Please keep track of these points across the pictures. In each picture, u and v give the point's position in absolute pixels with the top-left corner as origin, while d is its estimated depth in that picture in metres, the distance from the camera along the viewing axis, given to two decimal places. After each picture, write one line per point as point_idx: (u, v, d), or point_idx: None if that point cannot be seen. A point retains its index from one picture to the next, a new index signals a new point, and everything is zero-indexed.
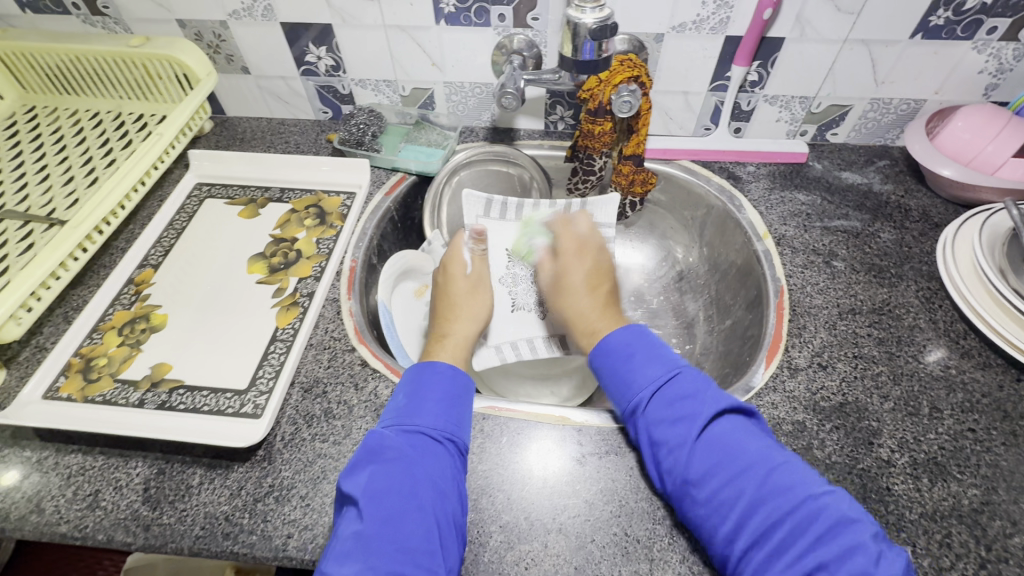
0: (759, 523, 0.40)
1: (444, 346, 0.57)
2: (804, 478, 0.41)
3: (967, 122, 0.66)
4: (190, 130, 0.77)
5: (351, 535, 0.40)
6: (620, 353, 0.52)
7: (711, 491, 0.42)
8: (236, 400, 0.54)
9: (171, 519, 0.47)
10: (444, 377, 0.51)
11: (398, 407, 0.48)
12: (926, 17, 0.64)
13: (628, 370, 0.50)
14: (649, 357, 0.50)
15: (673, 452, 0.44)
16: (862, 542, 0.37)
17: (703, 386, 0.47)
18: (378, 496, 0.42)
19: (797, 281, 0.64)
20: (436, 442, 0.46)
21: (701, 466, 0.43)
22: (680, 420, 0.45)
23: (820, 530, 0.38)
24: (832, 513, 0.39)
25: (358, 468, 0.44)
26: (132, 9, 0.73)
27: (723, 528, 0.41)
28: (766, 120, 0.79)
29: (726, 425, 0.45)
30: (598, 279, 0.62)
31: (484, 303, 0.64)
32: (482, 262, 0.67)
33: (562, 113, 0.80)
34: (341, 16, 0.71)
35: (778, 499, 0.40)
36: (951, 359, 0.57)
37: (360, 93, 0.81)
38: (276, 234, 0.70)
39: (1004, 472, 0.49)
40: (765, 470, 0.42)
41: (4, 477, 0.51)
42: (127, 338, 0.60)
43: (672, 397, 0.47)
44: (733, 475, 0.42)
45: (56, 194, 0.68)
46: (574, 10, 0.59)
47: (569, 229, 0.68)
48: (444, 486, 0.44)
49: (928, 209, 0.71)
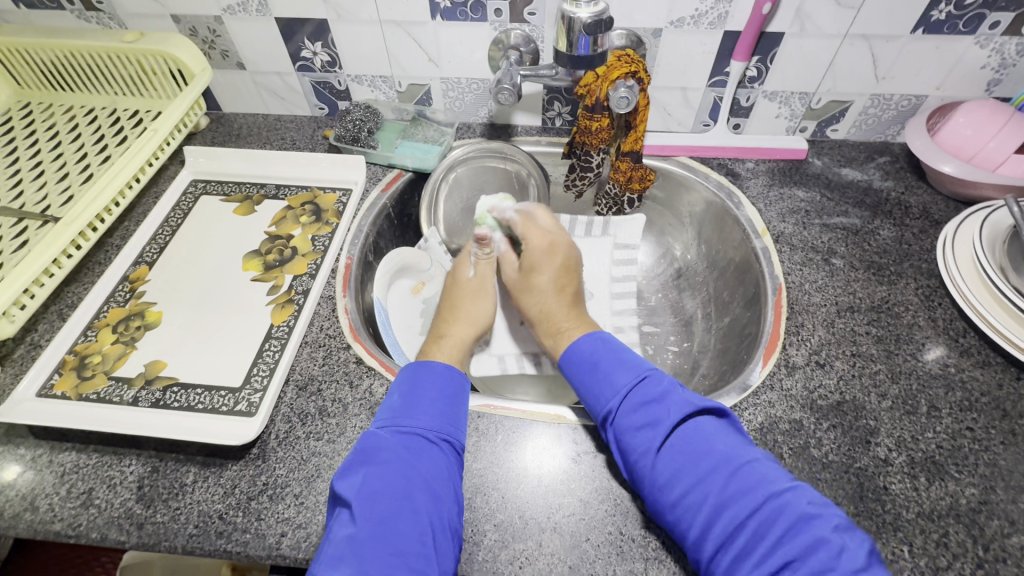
0: (725, 526, 0.39)
1: (442, 347, 0.58)
2: (768, 475, 0.41)
3: (970, 118, 0.66)
4: (185, 127, 0.77)
5: (344, 538, 0.40)
6: (585, 360, 0.53)
7: (678, 496, 0.42)
8: (230, 398, 0.54)
9: (165, 517, 0.47)
10: (440, 377, 0.50)
11: (393, 408, 0.48)
12: (928, 11, 0.63)
13: (597, 378, 0.50)
14: (616, 364, 0.51)
15: (640, 459, 0.44)
16: (823, 537, 0.37)
17: (666, 391, 0.47)
18: (372, 498, 0.42)
19: (795, 278, 0.64)
20: (431, 443, 0.46)
21: (667, 471, 0.43)
22: (644, 426, 0.45)
23: (783, 529, 0.38)
24: (794, 510, 0.38)
25: (352, 470, 0.44)
26: (125, 4, 0.73)
27: (692, 532, 0.41)
28: (766, 115, 0.78)
29: (690, 427, 0.44)
30: (564, 279, 0.63)
31: (485, 307, 0.64)
32: (489, 268, 0.66)
33: (560, 109, 0.79)
34: (337, 11, 0.70)
35: (742, 501, 0.40)
36: (949, 357, 0.56)
37: (357, 89, 0.81)
38: (271, 232, 0.70)
39: (1002, 471, 0.48)
40: (728, 471, 0.41)
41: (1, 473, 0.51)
42: (122, 335, 0.59)
43: (638, 404, 0.47)
44: (698, 478, 0.42)
45: (51, 191, 0.68)
46: (568, 4, 0.58)
47: (530, 224, 0.67)
48: (438, 487, 0.44)
49: (929, 207, 0.70)
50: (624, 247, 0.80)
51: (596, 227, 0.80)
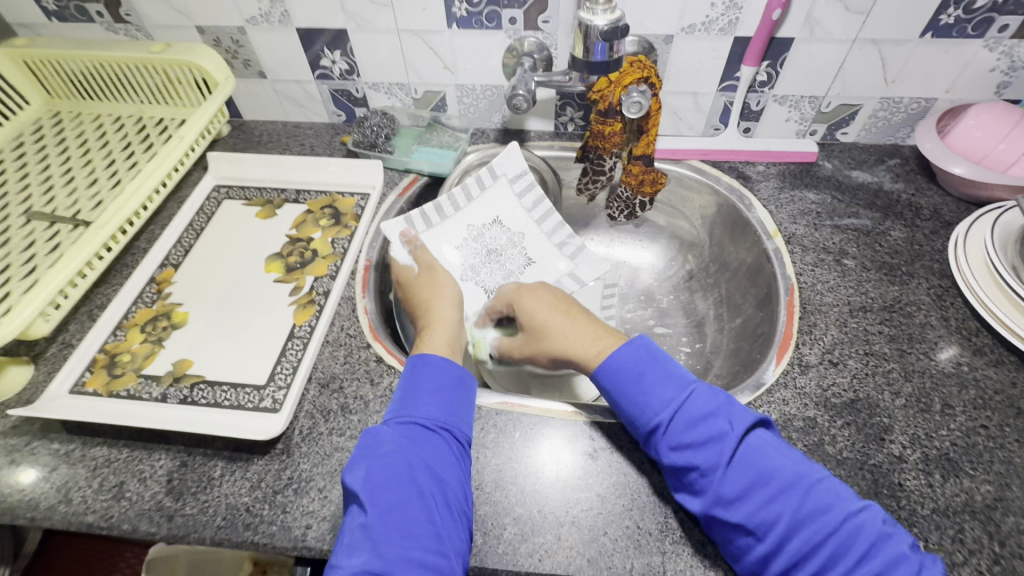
0: (800, 544, 0.40)
1: (432, 337, 0.57)
2: (840, 493, 0.41)
3: (980, 119, 0.66)
4: (209, 133, 0.79)
5: (359, 527, 0.42)
6: (628, 375, 0.49)
7: (746, 513, 0.41)
8: (255, 394, 0.56)
9: (194, 509, 0.49)
10: (437, 368, 0.51)
11: (396, 402, 0.49)
12: (937, 16, 0.64)
13: (640, 393, 0.48)
14: (661, 377, 0.48)
15: (705, 476, 0.43)
16: (904, 553, 0.38)
17: (724, 402, 0.46)
18: (379, 488, 0.43)
19: (808, 278, 0.65)
20: (432, 431, 0.47)
21: (735, 487, 0.42)
22: (708, 441, 0.44)
23: (864, 547, 0.39)
24: (874, 529, 0.39)
25: (357, 463, 0.45)
26: (153, 16, 0.75)
27: (759, 549, 0.41)
28: (776, 119, 0.79)
29: (755, 441, 0.44)
30: (562, 305, 0.60)
31: (447, 282, 0.64)
32: (422, 252, 0.67)
33: (572, 114, 0.81)
34: (356, 21, 0.72)
35: (816, 520, 0.40)
36: (963, 356, 0.57)
37: (374, 96, 0.83)
38: (292, 235, 0.72)
39: (1017, 468, 0.49)
40: (803, 488, 0.41)
41: (19, 476, 0.52)
42: (150, 335, 0.61)
43: (694, 418, 0.45)
44: (771, 496, 0.41)
45: (81, 196, 0.70)
46: (586, 12, 0.60)
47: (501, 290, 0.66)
48: (442, 472, 0.45)
49: (940, 208, 0.71)
50: (519, 177, 0.74)
51: (485, 178, 0.74)
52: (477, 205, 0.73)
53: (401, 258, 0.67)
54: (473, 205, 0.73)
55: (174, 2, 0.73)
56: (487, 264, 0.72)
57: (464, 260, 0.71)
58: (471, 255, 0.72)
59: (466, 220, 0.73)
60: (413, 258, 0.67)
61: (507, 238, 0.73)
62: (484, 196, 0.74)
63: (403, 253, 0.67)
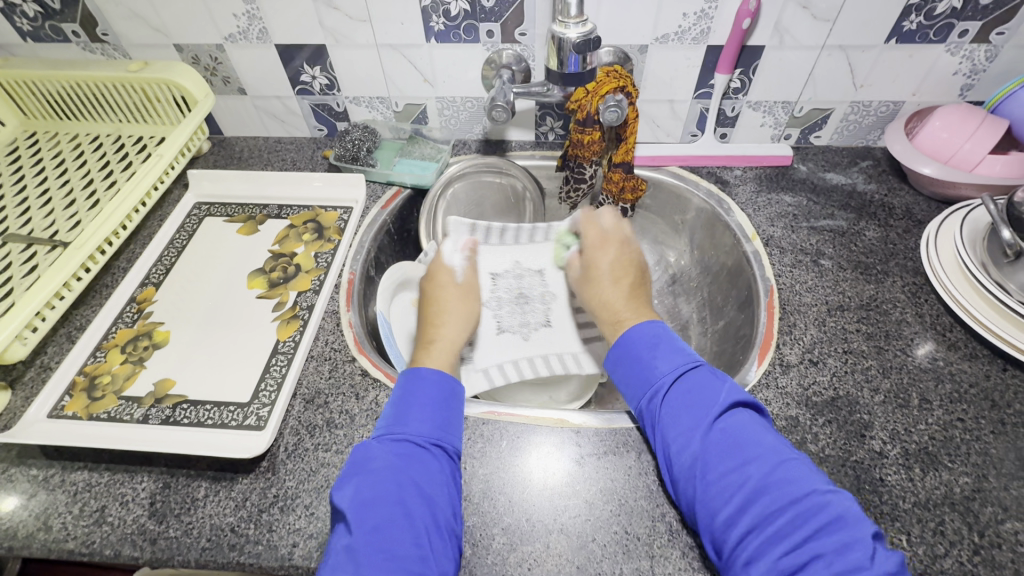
0: (761, 511, 0.40)
1: (433, 350, 0.58)
2: (811, 475, 0.42)
3: (944, 121, 0.68)
4: (189, 151, 0.79)
5: (343, 547, 0.41)
6: (646, 341, 0.53)
7: (719, 474, 0.43)
8: (238, 412, 0.55)
9: (177, 531, 0.48)
10: (430, 381, 0.52)
11: (385, 417, 0.50)
12: (900, 22, 0.66)
13: (652, 356, 0.52)
14: (674, 349, 0.52)
15: (689, 433, 0.46)
16: (859, 539, 0.37)
17: (722, 379, 0.49)
18: (366, 506, 0.43)
19: (786, 280, 0.66)
20: (423, 447, 0.47)
21: (712, 450, 0.44)
22: (696, 404, 0.47)
23: (822, 523, 0.38)
24: (836, 508, 0.39)
25: (346, 481, 0.45)
26: (130, 36, 0.75)
27: (724, 512, 0.41)
28: (751, 125, 0.81)
29: (740, 416, 0.46)
30: (626, 270, 0.64)
31: (473, 308, 0.65)
32: (473, 273, 0.69)
33: (552, 123, 0.82)
34: (335, 36, 0.73)
35: (780, 489, 0.41)
36: (938, 351, 0.58)
37: (354, 110, 0.83)
38: (275, 250, 0.72)
39: (994, 460, 0.50)
40: (776, 460, 0.42)
41: (2, 501, 0.51)
42: (131, 355, 0.61)
43: (689, 386, 0.48)
44: (744, 461, 0.43)
45: (58, 217, 0.69)
46: (558, 25, 0.61)
47: (592, 223, 0.70)
48: (430, 491, 0.45)
49: (912, 207, 0.73)
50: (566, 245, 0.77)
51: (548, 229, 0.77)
52: (532, 248, 0.78)
53: (452, 261, 0.69)
54: (527, 246, 0.78)
55: (150, 21, 0.73)
56: (512, 305, 0.74)
57: (495, 290, 0.75)
58: (502, 291, 0.75)
59: (516, 255, 0.77)
60: (463, 266, 0.69)
61: (541, 291, 0.76)
62: (542, 245, 0.78)
63: (455, 257, 0.70)
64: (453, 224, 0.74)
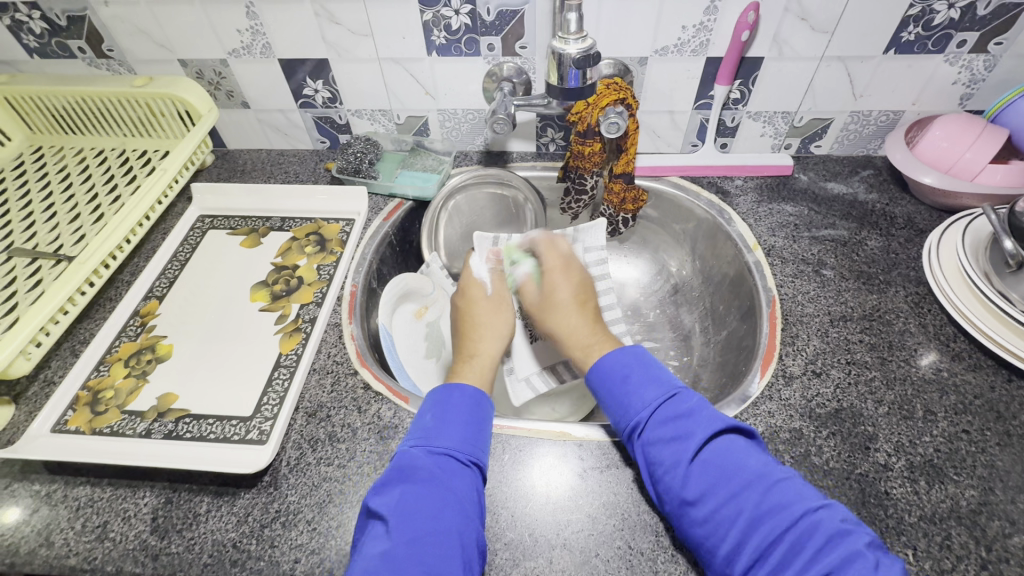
0: (759, 541, 0.40)
1: (471, 365, 0.58)
2: (802, 492, 0.42)
3: (945, 130, 0.68)
4: (193, 164, 0.80)
5: (379, 553, 0.41)
6: (615, 376, 0.53)
7: (711, 509, 0.43)
8: (241, 426, 0.55)
9: (179, 547, 0.48)
10: (472, 398, 0.52)
11: (425, 427, 0.49)
12: (898, 33, 0.66)
13: (624, 391, 0.52)
14: (645, 380, 0.52)
15: (673, 469, 0.45)
16: (860, 550, 0.37)
17: (697, 406, 0.48)
18: (408, 515, 0.43)
19: (788, 290, 0.66)
20: (463, 463, 0.47)
21: (698, 485, 0.44)
22: (675, 439, 0.46)
23: (818, 544, 0.38)
24: (830, 527, 0.39)
25: (388, 487, 0.45)
26: (135, 51, 0.76)
27: (723, 547, 0.41)
28: (751, 134, 0.81)
29: (723, 442, 0.45)
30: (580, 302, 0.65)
31: (507, 318, 0.65)
32: (501, 282, 0.69)
33: (553, 134, 0.82)
34: (337, 51, 0.73)
35: (775, 516, 0.40)
36: (942, 362, 0.58)
37: (356, 122, 0.84)
38: (277, 263, 0.72)
39: (1000, 472, 0.49)
40: (763, 486, 0.42)
41: (7, 514, 0.51)
42: (134, 369, 0.61)
43: (667, 417, 0.48)
44: (733, 493, 0.42)
45: (63, 231, 0.70)
46: (558, 41, 0.61)
47: (552, 248, 0.71)
48: (470, 508, 0.45)
49: (913, 216, 0.73)
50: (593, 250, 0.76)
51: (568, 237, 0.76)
52: None
53: (479, 273, 0.69)
54: None
55: (155, 37, 0.74)
56: None
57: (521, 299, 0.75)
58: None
59: None
60: (489, 275, 0.69)
61: None
62: None
63: (481, 269, 0.70)
64: (476, 239, 0.74)
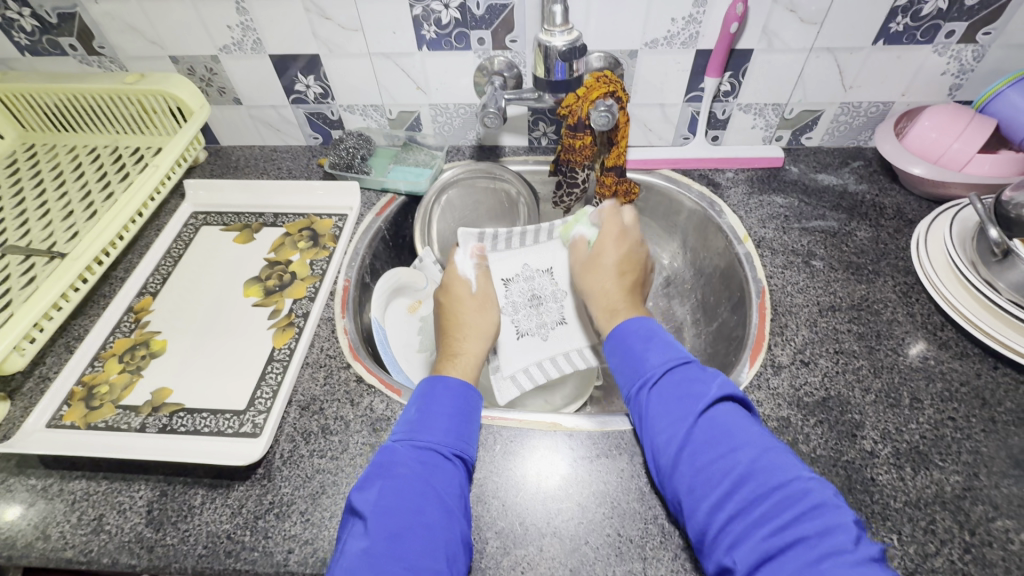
0: (747, 495, 0.41)
1: (456, 363, 0.59)
2: (798, 464, 0.42)
3: (934, 120, 0.68)
4: (186, 161, 0.80)
5: (359, 551, 0.41)
6: (641, 333, 0.55)
7: (706, 461, 0.43)
8: (235, 420, 0.56)
9: (174, 539, 0.49)
10: (455, 393, 0.53)
11: (409, 422, 0.50)
12: (887, 24, 0.66)
13: (644, 348, 0.53)
14: (667, 343, 0.53)
15: (676, 423, 0.46)
16: (843, 523, 0.38)
17: (711, 373, 0.49)
18: (388, 512, 0.43)
19: (778, 281, 0.66)
20: (444, 457, 0.48)
21: (701, 437, 0.45)
22: (685, 396, 0.48)
23: (804, 508, 0.39)
24: (818, 494, 0.39)
25: (369, 483, 0.45)
26: (126, 48, 0.76)
27: (710, 498, 0.42)
28: (742, 127, 0.82)
29: (727, 407, 0.46)
30: (627, 267, 0.67)
31: (490, 318, 0.66)
32: (487, 282, 0.70)
33: (545, 128, 0.83)
34: (328, 46, 0.73)
35: (766, 476, 0.41)
36: (930, 351, 0.58)
37: (349, 118, 0.84)
38: (271, 258, 0.73)
39: (985, 458, 0.50)
40: (762, 448, 0.43)
41: (8, 509, 0.51)
42: (128, 364, 0.61)
43: (679, 379, 0.49)
44: (732, 448, 0.43)
45: (56, 228, 0.70)
46: (544, 33, 0.62)
47: (614, 216, 0.72)
48: (451, 503, 0.45)
49: (903, 207, 0.73)
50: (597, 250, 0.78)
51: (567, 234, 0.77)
52: (539, 250, 0.76)
53: (464, 269, 0.70)
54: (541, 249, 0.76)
55: (146, 34, 0.74)
56: (527, 308, 0.72)
57: (509, 294, 0.72)
58: (516, 294, 0.73)
59: (523, 258, 0.75)
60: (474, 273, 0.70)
61: (553, 290, 0.74)
62: (550, 245, 0.76)
63: (467, 265, 0.71)
64: (460, 235, 0.73)
